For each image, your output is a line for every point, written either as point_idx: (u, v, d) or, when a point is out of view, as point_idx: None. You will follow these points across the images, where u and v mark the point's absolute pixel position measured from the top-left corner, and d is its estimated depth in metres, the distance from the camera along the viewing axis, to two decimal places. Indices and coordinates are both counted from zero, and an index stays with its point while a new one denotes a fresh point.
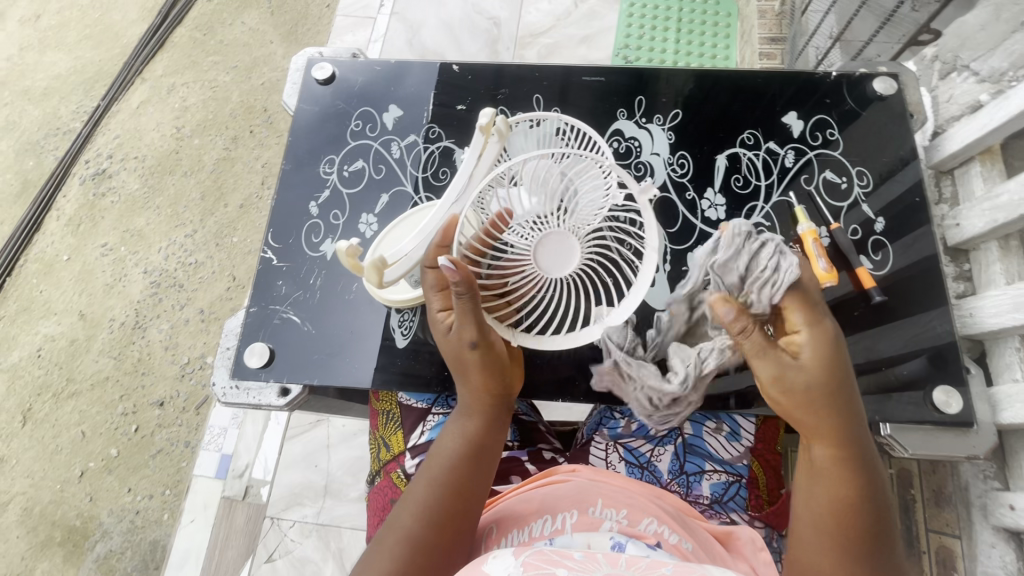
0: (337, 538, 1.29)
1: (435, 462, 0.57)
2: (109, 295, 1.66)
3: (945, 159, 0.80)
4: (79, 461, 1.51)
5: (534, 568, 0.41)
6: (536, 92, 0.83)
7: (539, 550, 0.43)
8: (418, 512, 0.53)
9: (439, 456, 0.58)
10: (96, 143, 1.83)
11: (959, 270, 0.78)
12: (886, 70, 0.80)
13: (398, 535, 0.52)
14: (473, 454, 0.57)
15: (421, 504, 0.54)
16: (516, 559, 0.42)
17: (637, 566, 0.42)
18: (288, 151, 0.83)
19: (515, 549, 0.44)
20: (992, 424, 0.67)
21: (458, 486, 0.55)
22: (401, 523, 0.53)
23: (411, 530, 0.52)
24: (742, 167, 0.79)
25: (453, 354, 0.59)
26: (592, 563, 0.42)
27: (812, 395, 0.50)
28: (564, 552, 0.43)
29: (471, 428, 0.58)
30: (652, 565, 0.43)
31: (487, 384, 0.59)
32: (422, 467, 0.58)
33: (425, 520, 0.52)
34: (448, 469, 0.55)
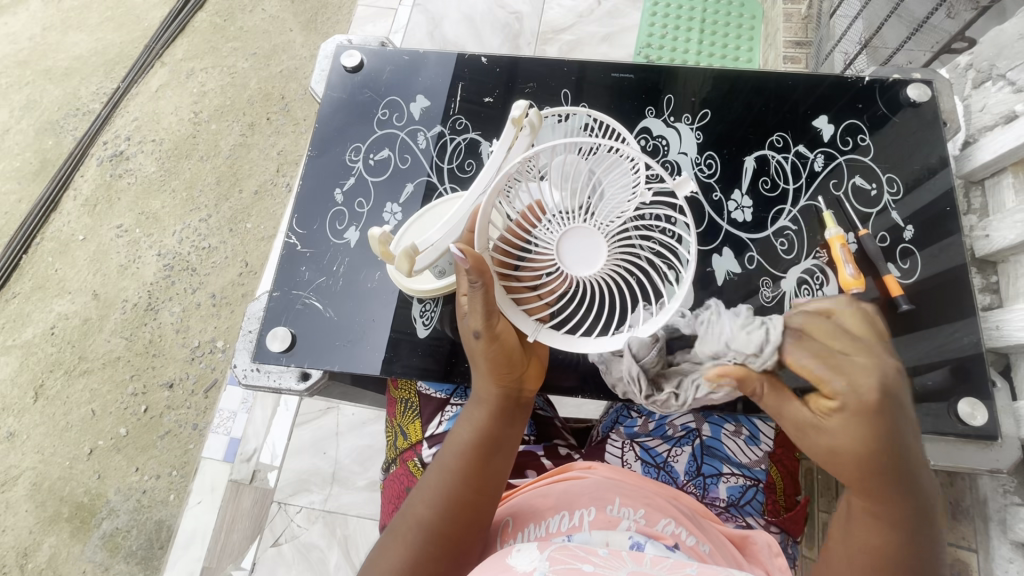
0: (343, 525, 1.29)
1: (447, 451, 0.57)
2: (123, 276, 1.68)
3: (976, 169, 0.79)
4: (88, 439, 1.53)
5: (560, 563, 0.41)
6: (564, 87, 0.83)
7: (563, 545, 0.43)
8: (433, 502, 0.53)
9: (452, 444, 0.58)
10: (115, 124, 1.84)
11: (986, 281, 0.77)
12: (920, 76, 0.79)
13: (413, 522, 0.53)
14: (482, 443, 0.56)
15: (436, 494, 0.54)
16: (541, 553, 0.42)
17: (661, 565, 0.42)
18: (314, 138, 0.83)
19: (539, 543, 0.44)
20: (1017, 438, 0.66)
21: (469, 477, 0.54)
22: (417, 511, 0.53)
23: (426, 518, 0.53)
24: (770, 169, 0.78)
25: (467, 344, 0.58)
26: (616, 560, 0.42)
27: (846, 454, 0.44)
28: (587, 549, 0.43)
29: (480, 418, 0.57)
30: (677, 565, 0.43)
31: (495, 375, 0.57)
32: (435, 456, 0.58)
33: (437, 510, 0.53)
34: (459, 458, 0.55)
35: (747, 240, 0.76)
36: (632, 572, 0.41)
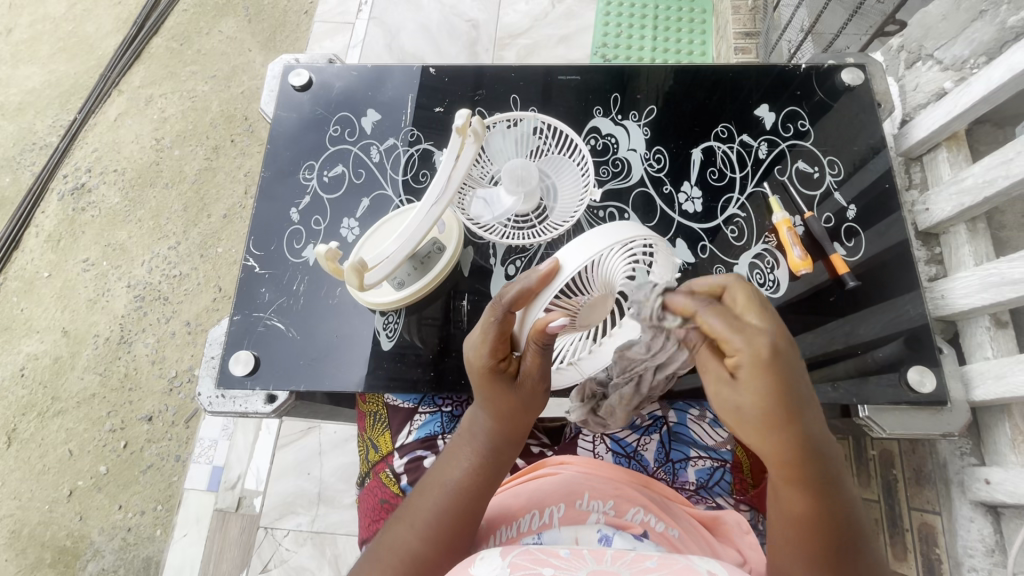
0: (333, 545, 1.28)
1: (444, 490, 0.55)
2: (93, 311, 1.64)
3: (913, 146, 0.82)
4: (67, 480, 1.49)
5: (521, 569, 0.40)
6: (513, 92, 0.84)
7: (526, 549, 0.42)
8: (423, 531, 0.53)
9: (445, 477, 0.56)
10: (74, 157, 1.80)
11: (931, 253, 0.79)
12: (853, 61, 0.82)
13: (401, 555, 0.52)
14: (487, 484, 0.55)
15: (426, 523, 0.53)
16: (503, 560, 0.41)
17: (623, 560, 0.42)
18: (268, 159, 0.83)
19: (502, 549, 0.42)
20: (965, 401, 0.69)
21: (473, 514, 0.54)
22: (404, 542, 0.53)
23: (417, 550, 0.52)
24: (716, 160, 0.80)
25: (494, 399, 0.55)
26: (578, 560, 0.41)
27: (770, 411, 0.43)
28: (550, 551, 0.42)
29: (487, 459, 0.56)
30: (637, 558, 0.42)
31: (513, 419, 0.56)
32: (428, 486, 0.56)
33: (437, 545, 0.52)
34: (463, 498, 0.54)
35: (700, 231, 0.78)
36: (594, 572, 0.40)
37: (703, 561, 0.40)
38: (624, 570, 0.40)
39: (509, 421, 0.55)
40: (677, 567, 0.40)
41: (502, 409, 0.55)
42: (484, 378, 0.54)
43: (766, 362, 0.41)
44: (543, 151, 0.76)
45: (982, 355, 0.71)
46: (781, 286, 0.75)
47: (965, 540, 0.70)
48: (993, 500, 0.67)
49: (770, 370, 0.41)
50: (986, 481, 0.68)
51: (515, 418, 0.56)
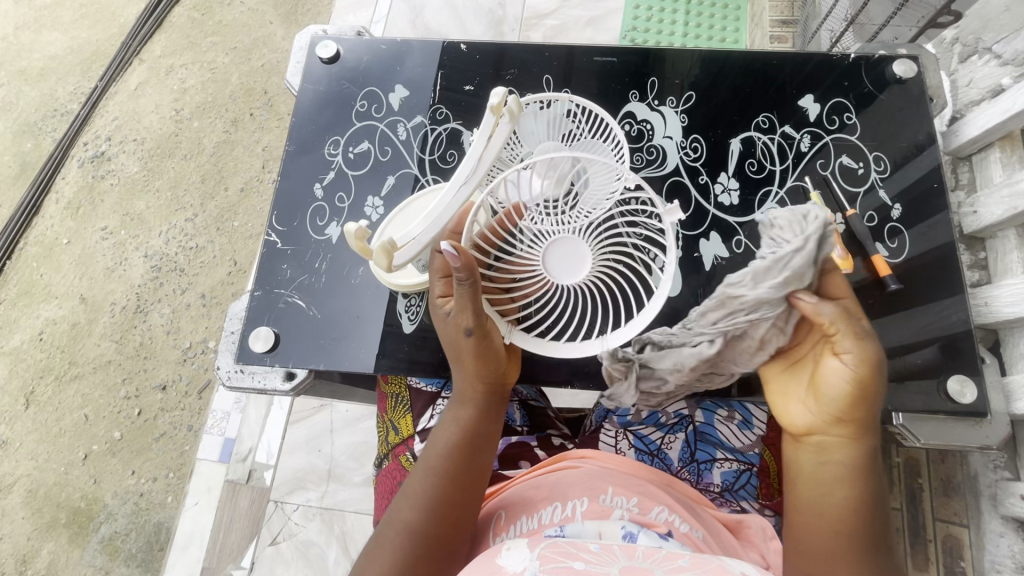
0: (341, 521, 1.29)
1: (430, 456, 0.57)
2: (110, 280, 1.65)
3: (963, 145, 0.78)
4: (82, 444, 1.52)
5: (551, 561, 0.39)
6: (545, 73, 0.81)
7: (554, 542, 0.41)
8: (418, 503, 0.54)
9: (436, 442, 0.58)
10: (94, 124, 1.80)
11: (975, 258, 0.76)
12: (906, 52, 0.78)
13: (400, 529, 0.53)
14: (472, 442, 0.57)
15: (419, 495, 0.54)
16: (532, 551, 0.40)
17: (654, 557, 0.41)
18: (293, 133, 0.82)
19: (530, 540, 0.42)
20: (1006, 414, 0.66)
21: (459, 473, 0.55)
22: (400, 515, 0.54)
23: (410, 521, 0.53)
24: (756, 151, 0.77)
25: (452, 341, 0.59)
26: (609, 555, 0.40)
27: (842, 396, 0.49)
28: (579, 544, 0.41)
29: (471, 418, 0.58)
30: (668, 556, 0.41)
31: (481, 368, 0.59)
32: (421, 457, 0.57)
33: (433, 510, 0.53)
34: (451, 462, 0.56)
35: (735, 224, 0.75)
36: (625, 567, 0.39)
37: (737, 563, 0.40)
38: (656, 567, 0.39)
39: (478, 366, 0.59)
40: (710, 567, 0.39)
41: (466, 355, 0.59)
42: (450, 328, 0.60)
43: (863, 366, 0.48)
44: (575, 136, 0.74)
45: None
46: None
47: (994, 555, 0.68)
48: None
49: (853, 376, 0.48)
50: (1022, 497, 0.65)
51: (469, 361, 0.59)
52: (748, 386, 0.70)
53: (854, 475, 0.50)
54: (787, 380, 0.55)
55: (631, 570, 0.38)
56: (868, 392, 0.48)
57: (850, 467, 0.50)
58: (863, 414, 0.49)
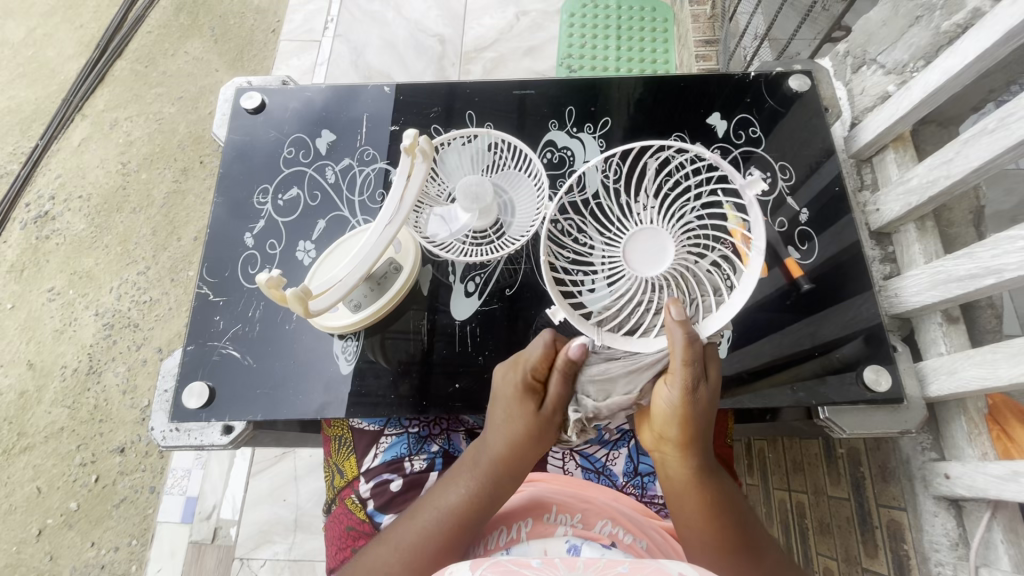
0: (312, 572, 1.25)
1: (430, 514, 0.56)
2: (59, 342, 1.59)
3: (862, 148, 0.84)
4: (36, 519, 1.44)
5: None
6: (468, 108, 0.85)
7: (495, 561, 0.40)
8: (402, 558, 0.54)
9: (440, 502, 0.57)
10: (37, 184, 1.76)
11: (885, 252, 0.81)
12: (800, 68, 0.84)
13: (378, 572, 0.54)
14: (482, 516, 0.56)
15: (405, 553, 0.54)
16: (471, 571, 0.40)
17: (593, 566, 0.39)
18: (222, 184, 0.82)
19: (472, 562, 0.41)
20: (921, 399, 0.70)
21: (458, 540, 0.54)
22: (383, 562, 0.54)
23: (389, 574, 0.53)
24: (672, 169, 0.81)
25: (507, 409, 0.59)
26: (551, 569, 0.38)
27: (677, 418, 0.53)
28: (520, 562, 0.40)
29: (486, 492, 0.56)
30: (608, 564, 0.40)
31: (524, 449, 0.58)
32: (419, 512, 0.57)
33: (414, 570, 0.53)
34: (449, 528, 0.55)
35: None
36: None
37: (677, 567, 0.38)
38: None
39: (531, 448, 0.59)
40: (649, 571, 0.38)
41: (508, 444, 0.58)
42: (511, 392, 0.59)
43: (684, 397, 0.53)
44: (498, 166, 0.76)
45: (936, 351, 0.72)
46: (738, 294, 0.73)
47: (931, 535, 0.70)
48: (953, 494, 0.68)
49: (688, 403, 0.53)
50: (946, 476, 0.69)
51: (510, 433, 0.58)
52: None
53: (693, 482, 0.54)
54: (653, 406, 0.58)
55: None
56: (693, 414, 0.53)
57: (683, 480, 0.55)
58: (693, 430, 0.54)
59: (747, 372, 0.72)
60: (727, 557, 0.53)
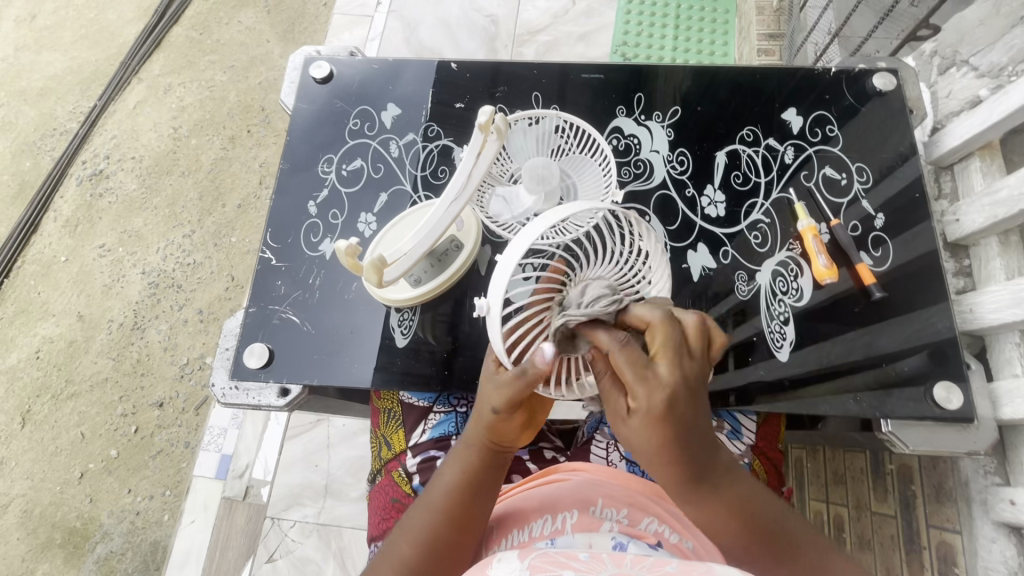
0: (337, 538, 1.28)
1: (432, 504, 0.53)
2: (108, 297, 1.66)
3: (945, 155, 0.80)
4: (79, 463, 1.51)
5: (539, 570, 0.35)
6: (534, 90, 0.83)
7: (544, 552, 0.38)
8: (414, 542, 0.52)
9: (437, 487, 0.54)
10: (94, 143, 1.82)
11: (959, 265, 0.77)
12: (885, 66, 0.80)
13: (394, 562, 0.51)
14: (479, 491, 0.53)
15: (418, 534, 0.52)
16: (520, 562, 0.37)
17: (644, 563, 0.37)
18: (287, 151, 0.83)
19: (519, 551, 0.38)
20: (992, 419, 0.67)
21: (465, 520, 0.52)
22: (399, 549, 0.52)
23: (406, 557, 0.51)
24: (741, 164, 0.79)
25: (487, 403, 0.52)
26: (598, 563, 0.36)
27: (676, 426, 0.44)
28: (568, 554, 0.38)
29: (475, 474, 0.53)
30: (658, 563, 0.38)
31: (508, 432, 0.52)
32: (421, 497, 0.54)
33: (430, 553, 0.51)
34: (452, 504, 0.52)
35: (722, 236, 0.77)
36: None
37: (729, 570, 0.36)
38: None
39: (518, 423, 0.52)
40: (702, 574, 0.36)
41: (499, 421, 0.51)
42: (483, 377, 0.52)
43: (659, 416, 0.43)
44: (564, 151, 0.76)
45: (1010, 372, 0.68)
46: (804, 296, 0.73)
47: (987, 561, 0.68)
48: (1017, 522, 0.65)
49: (661, 421, 0.43)
50: (1011, 502, 0.66)
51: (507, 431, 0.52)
52: (741, 395, 0.70)
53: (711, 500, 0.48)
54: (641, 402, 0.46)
55: None
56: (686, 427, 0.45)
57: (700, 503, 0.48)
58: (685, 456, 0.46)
59: (803, 377, 0.70)
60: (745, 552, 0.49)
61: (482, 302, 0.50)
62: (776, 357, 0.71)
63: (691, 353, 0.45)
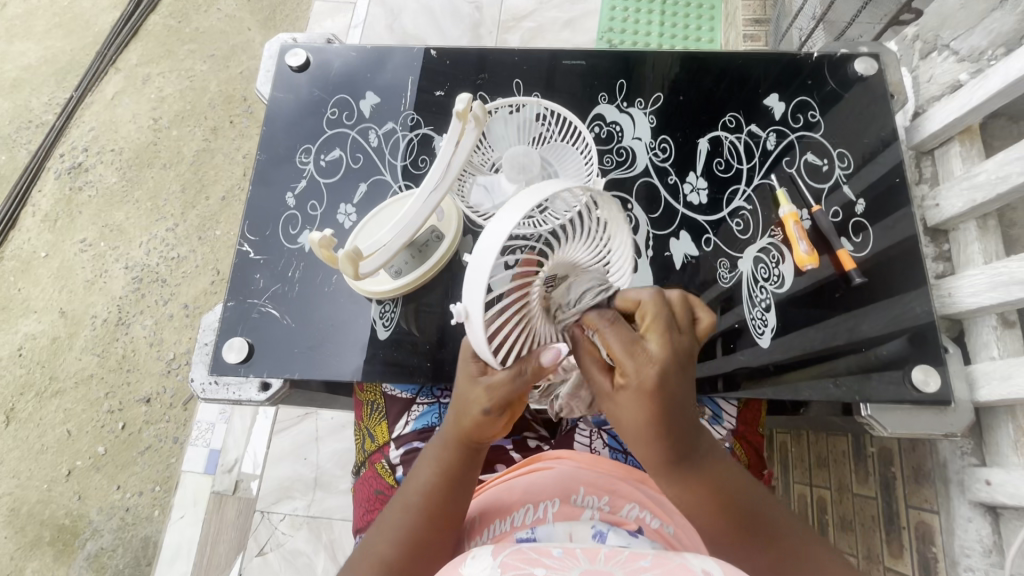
0: (329, 530, 1.28)
1: (410, 504, 0.53)
2: (90, 292, 1.63)
3: (926, 139, 0.80)
4: (66, 460, 1.49)
5: (512, 569, 0.35)
6: (516, 77, 0.82)
7: (517, 548, 0.38)
8: (394, 541, 0.52)
9: (412, 488, 0.54)
10: (71, 135, 1.78)
11: (939, 249, 0.78)
12: (867, 50, 0.80)
13: (371, 560, 0.51)
14: (454, 492, 0.53)
15: (398, 534, 0.52)
16: (493, 560, 0.36)
17: (616, 558, 0.37)
18: (264, 142, 0.81)
19: (494, 547, 0.38)
20: (969, 402, 0.68)
21: (440, 521, 0.52)
22: (378, 548, 0.52)
23: (387, 557, 0.51)
24: (723, 151, 0.79)
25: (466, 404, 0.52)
26: (571, 559, 0.36)
27: (663, 395, 0.44)
28: (541, 550, 0.38)
29: (449, 473, 0.53)
30: (631, 557, 0.37)
31: (485, 430, 0.52)
32: (397, 497, 0.54)
33: (407, 553, 0.51)
34: (429, 505, 0.52)
35: (704, 223, 0.77)
36: (586, 573, 0.35)
37: (700, 561, 0.36)
38: (616, 571, 0.35)
39: (499, 426, 0.52)
40: (672, 567, 0.36)
41: (483, 421, 0.51)
42: (465, 376, 0.52)
43: (651, 390, 0.43)
44: (545, 138, 0.75)
45: (987, 355, 0.69)
46: (785, 282, 0.73)
47: (963, 540, 0.69)
48: (993, 501, 0.67)
49: (654, 395, 0.43)
50: (987, 482, 0.67)
51: (485, 430, 0.52)
52: (725, 382, 0.70)
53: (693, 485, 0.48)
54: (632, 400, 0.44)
55: None
56: (668, 408, 0.44)
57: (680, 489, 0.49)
58: (671, 439, 0.46)
59: (782, 362, 0.71)
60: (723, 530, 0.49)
61: (459, 308, 0.44)
62: (757, 345, 0.72)
63: (682, 329, 0.46)
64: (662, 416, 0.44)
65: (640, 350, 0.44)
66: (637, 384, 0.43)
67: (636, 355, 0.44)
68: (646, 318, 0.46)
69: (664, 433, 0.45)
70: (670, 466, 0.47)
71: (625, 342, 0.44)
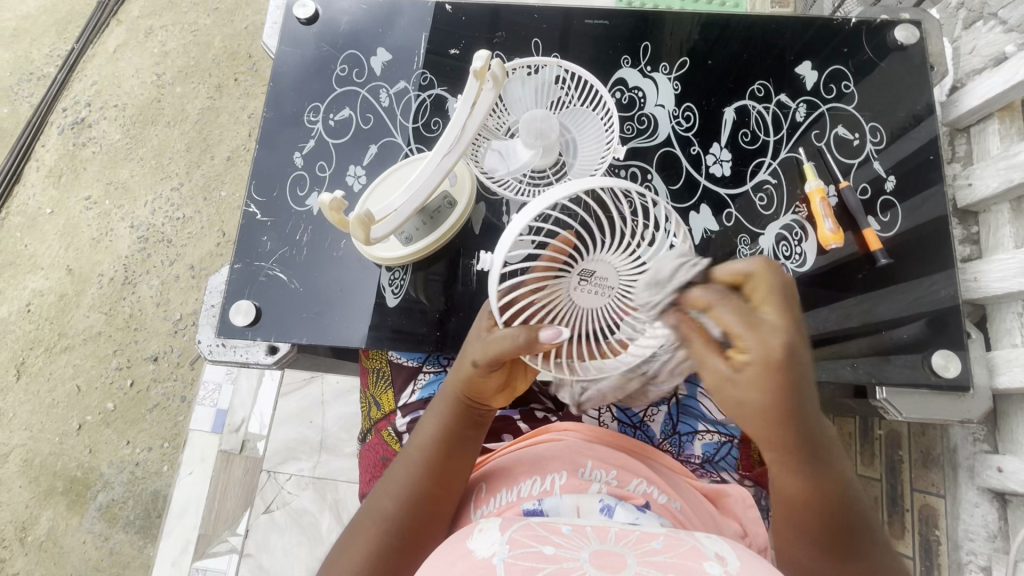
0: (334, 491, 1.31)
1: (411, 460, 0.54)
2: (96, 250, 1.62)
3: (962, 116, 0.76)
4: (76, 414, 1.52)
5: (520, 546, 0.34)
6: (535, 36, 0.78)
7: (527, 524, 0.37)
8: (397, 498, 0.53)
9: (415, 443, 0.55)
10: (73, 89, 1.73)
11: (967, 232, 0.76)
12: (908, 17, 0.76)
13: (375, 518, 0.53)
14: (456, 445, 0.54)
15: (401, 492, 0.53)
16: (501, 534, 0.36)
17: (627, 538, 0.36)
18: (271, 100, 0.78)
19: (502, 521, 0.38)
20: (988, 388, 0.67)
21: (443, 473, 0.53)
22: (381, 506, 0.53)
23: (391, 515, 0.52)
24: (750, 121, 0.75)
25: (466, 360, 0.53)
26: (580, 538, 0.35)
27: (788, 373, 0.40)
28: (551, 525, 0.37)
29: (450, 428, 0.54)
30: (642, 538, 0.36)
31: (483, 385, 0.53)
32: (402, 453, 0.56)
33: (410, 507, 0.52)
34: (431, 458, 0.53)
35: (725, 197, 0.74)
36: (597, 553, 0.34)
37: (711, 544, 0.35)
38: (628, 552, 0.34)
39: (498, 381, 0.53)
40: (684, 548, 0.35)
41: (479, 377, 0.52)
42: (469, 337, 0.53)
43: (777, 364, 0.39)
44: (564, 103, 0.72)
45: (1009, 341, 0.68)
46: (807, 260, 0.71)
47: (968, 524, 0.70)
48: (1003, 487, 0.67)
49: (778, 370, 0.39)
50: (998, 469, 0.67)
51: (483, 385, 0.53)
52: None
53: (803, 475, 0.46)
54: (751, 379, 0.40)
55: (603, 555, 0.34)
56: (792, 388, 0.40)
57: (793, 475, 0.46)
58: (789, 428, 0.42)
59: None
60: (812, 526, 0.48)
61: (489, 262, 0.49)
62: None
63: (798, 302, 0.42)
64: (789, 398, 0.41)
65: (763, 323, 0.40)
66: (762, 357, 0.39)
67: (766, 331, 0.39)
68: (755, 291, 0.41)
69: (784, 421, 0.42)
70: (785, 448, 0.44)
71: (742, 316, 0.40)
